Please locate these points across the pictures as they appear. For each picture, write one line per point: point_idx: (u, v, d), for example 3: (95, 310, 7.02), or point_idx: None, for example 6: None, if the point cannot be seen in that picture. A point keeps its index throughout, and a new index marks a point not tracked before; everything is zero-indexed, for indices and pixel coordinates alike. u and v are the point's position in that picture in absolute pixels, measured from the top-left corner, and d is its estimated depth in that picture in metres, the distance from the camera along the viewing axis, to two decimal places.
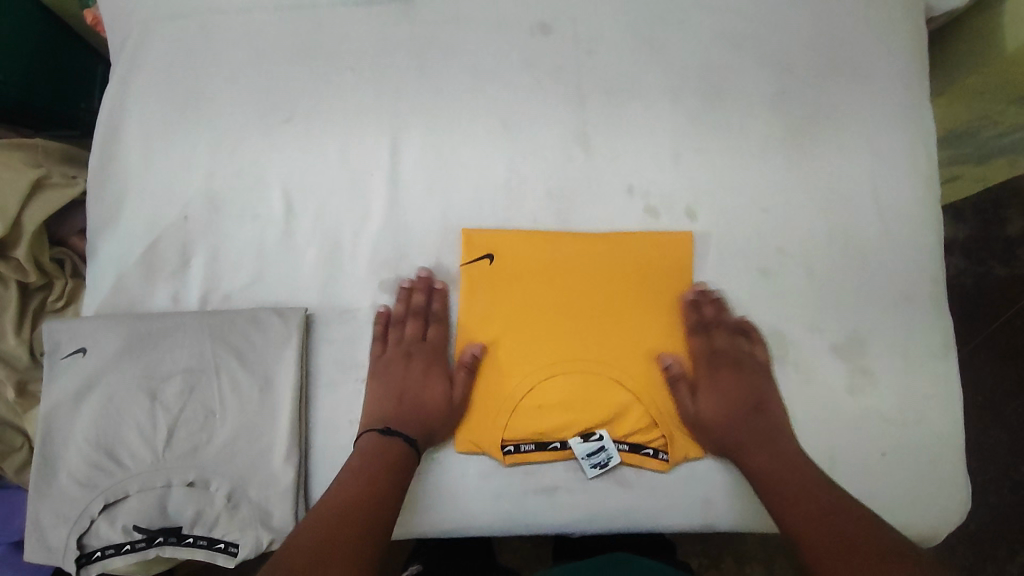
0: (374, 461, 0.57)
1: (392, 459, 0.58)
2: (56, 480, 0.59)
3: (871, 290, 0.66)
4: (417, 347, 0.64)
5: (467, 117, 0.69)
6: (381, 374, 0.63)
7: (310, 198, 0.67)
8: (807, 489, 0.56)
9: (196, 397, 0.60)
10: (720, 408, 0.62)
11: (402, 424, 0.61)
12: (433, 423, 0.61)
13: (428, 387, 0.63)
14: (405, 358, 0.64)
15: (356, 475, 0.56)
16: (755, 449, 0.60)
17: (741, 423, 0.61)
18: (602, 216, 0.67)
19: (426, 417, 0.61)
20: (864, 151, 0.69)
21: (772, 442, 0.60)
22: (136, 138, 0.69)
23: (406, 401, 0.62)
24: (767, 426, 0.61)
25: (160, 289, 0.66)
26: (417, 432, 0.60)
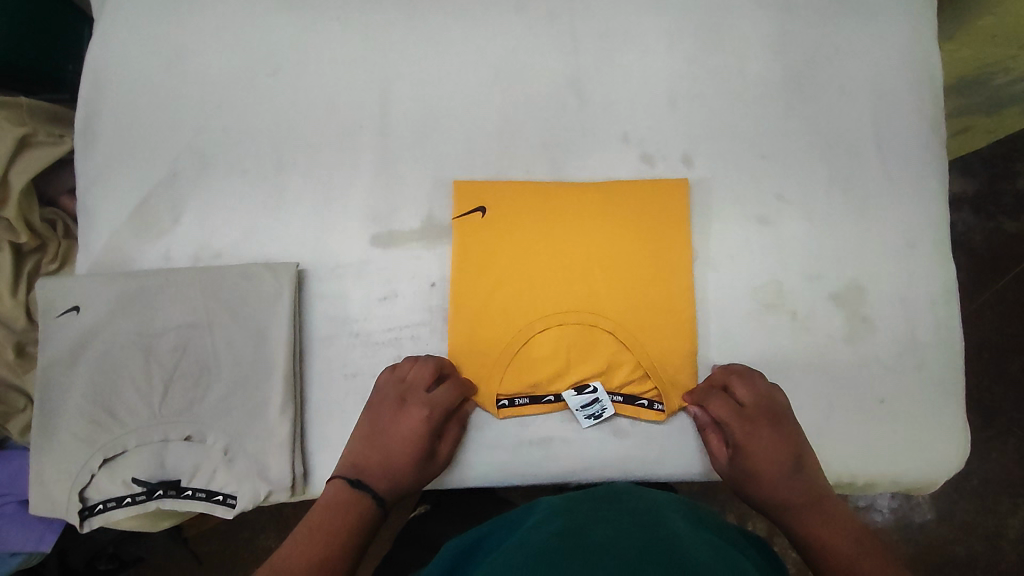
0: (337, 514, 0.54)
1: (355, 518, 0.54)
2: (56, 436, 0.59)
3: (872, 237, 0.64)
4: (415, 394, 0.58)
5: (457, 66, 0.67)
6: (368, 412, 0.59)
7: (299, 153, 0.66)
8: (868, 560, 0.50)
9: (190, 353, 0.60)
10: (762, 475, 0.56)
11: (372, 474, 0.57)
12: (404, 481, 0.57)
13: (396, 428, 0.58)
14: (397, 404, 0.58)
15: (307, 538, 0.52)
16: (815, 522, 0.54)
17: (790, 488, 0.55)
18: (597, 165, 0.66)
19: (393, 470, 0.57)
20: (868, 95, 0.66)
21: (827, 508, 0.54)
22: (121, 93, 0.68)
23: (377, 449, 0.58)
24: (814, 489, 0.55)
25: (151, 247, 0.65)
26: (388, 491, 0.57)
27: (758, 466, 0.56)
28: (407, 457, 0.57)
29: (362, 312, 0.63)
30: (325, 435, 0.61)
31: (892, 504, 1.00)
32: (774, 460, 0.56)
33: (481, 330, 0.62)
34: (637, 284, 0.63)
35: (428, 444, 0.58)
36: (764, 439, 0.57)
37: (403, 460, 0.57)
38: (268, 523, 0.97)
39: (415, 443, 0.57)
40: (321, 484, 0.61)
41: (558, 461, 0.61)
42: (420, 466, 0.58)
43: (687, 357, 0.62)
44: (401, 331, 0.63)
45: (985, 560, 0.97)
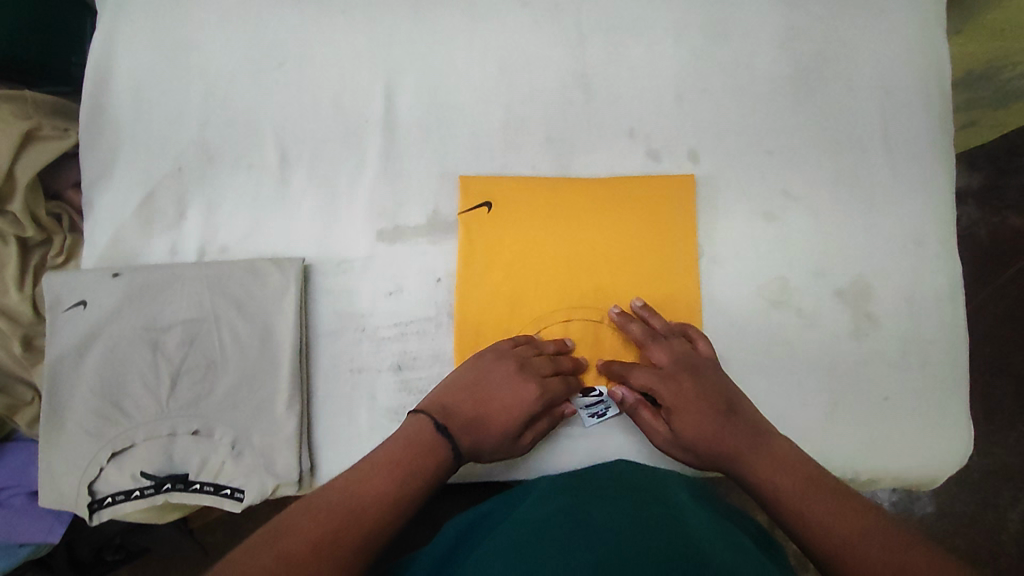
0: (417, 454, 0.52)
1: (435, 464, 0.52)
2: (64, 430, 0.60)
3: (878, 233, 0.64)
4: (535, 371, 0.57)
5: (462, 60, 0.67)
6: (475, 366, 0.58)
7: (305, 147, 0.66)
8: (812, 494, 0.49)
9: (197, 347, 0.60)
10: (698, 432, 0.55)
11: (460, 424, 0.55)
12: (485, 445, 0.55)
13: (504, 393, 0.56)
14: (517, 374, 0.57)
15: (381, 471, 0.50)
16: (755, 468, 0.52)
17: (725, 441, 0.54)
18: (603, 160, 0.65)
19: (479, 429, 0.55)
20: (875, 90, 0.66)
21: (764, 442, 0.53)
22: (126, 86, 0.67)
23: (474, 403, 0.56)
24: (749, 429, 0.54)
25: (157, 241, 0.65)
26: (467, 448, 0.54)
27: (692, 422, 0.55)
28: (499, 427, 0.55)
29: (368, 307, 0.63)
30: (332, 429, 0.61)
31: (892, 497, 1.01)
32: (702, 418, 0.55)
33: (487, 326, 0.63)
34: (643, 281, 0.63)
35: (524, 425, 0.56)
36: (684, 396, 0.56)
37: (498, 425, 0.55)
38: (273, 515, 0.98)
39: (516, 417, 0.56)
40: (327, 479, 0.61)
41: (562, 457, 0.61)
42: (503, 443, 0.56)
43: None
44: (407, 326, 0.63)
45: (984, 553, 0.98)
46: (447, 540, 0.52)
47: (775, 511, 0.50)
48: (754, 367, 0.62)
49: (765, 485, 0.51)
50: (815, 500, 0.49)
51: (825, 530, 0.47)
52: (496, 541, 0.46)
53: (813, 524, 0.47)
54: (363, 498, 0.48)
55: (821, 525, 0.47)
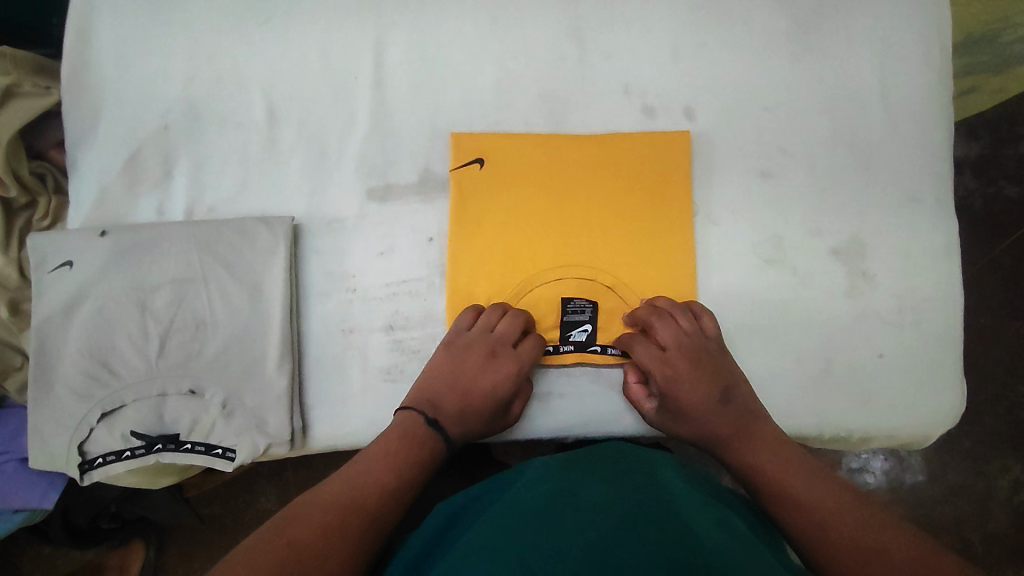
0: (410, 446, 0.53)
1: (431, 450, 0.54)
2: (54, 391, 0.59)
3: (875, 191, 0.63)
4: (506, 347, 0.59)
5: (454, 14, 0.65)
6: (453, 355, 0.58)
7: (292, 106, 0.65)
8: (792, 473, 0.51)
9: (186, 307, 0.60)
10: (687, 414, 0.56)
11: (447, 415, 0.57)
12: (476, 427, 0.58)
13: (481, 378, 0.58)
14: (488, 357, 0.58)
15: (380, 461, 0.52)
16: (745, 446, 0.54)
17: (720, 424, 0.55)
18: (598, 116, 0.64)
19: (467, 415, 0.57)
20: (875, 45, 0.65)
21: (756, 432, 0.54)
22: (109, 41, 0.66)
23: (457, 391, 0.57)
24: (741, 416, 0.55)
25: (144, 201, 0.64)
26: (458, 436, 0.57)
27: (685, 405, 0.56)
28: (483, 408, 0.57)
29: (359, 267, 0.62)
30: (323, 389, 0.61)
31: (884, 466, 1.01)
32: (693, 403, 0.56)
33: (480, 282, 0.62)
34: (637, 236, 0.62)
35: (508, 399, 0.58)
36: (680, 379, 0.57)
37: (483, 407, 0.57)
38: (270, 485, 0.98)
39: (498, 395, 0.58)
40: (319, 439, 0.61)
41: (556, 415, 0.61)
42: (493, 421, 0.58)
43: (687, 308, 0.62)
44: (398, 286, 0.62)
45: (974, 520, 0.99)
46: (439, 521, 0.52)
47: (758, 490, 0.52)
48: (749, 324, 0.62)
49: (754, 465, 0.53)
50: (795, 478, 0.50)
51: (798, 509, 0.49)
52: (484, 524, 0.45)
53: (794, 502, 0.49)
54: (361, 487, 0.50)
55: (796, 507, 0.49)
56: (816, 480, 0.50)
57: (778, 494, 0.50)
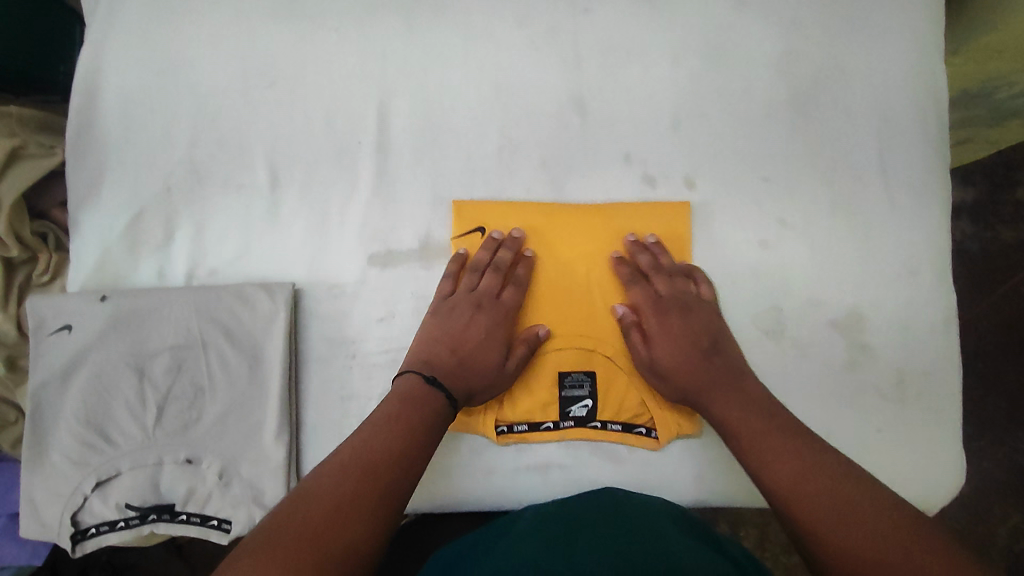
0: (413, 406, 0.53)
1: (433, 408, 0.54)
2: (48, 458, 0.59)
3: (874, 263, 0.64)
4: (491, 300, 0.61)
5: (457, 80, 0.66)
6: (440, 317, 0.60)
7: (296, 168, 0.65)
8: (772, 432, 0.52)
9: (184, 374, 0.59)
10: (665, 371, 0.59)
11: (444, 373, 0.57)
12: (476, 382, 0.58)
13: (471, 332, 0.60)
14: (473, 309, 0.61)
15: (383, 428, 0.51)
16: (717, 400, 0.56)
17: (698, 376, 0.58)
18: (600, 185, 0.65)
19: (464, 370, 0.58)
20: (874, 118, 0.65)
21: (739, 388, 0.57)
22: (113, 103, 0.66)
23: (451, 349, 0.59)
24: (725, 371, 0.58)
25: (146, 264, 0.64)
26: (458, 391, 0.57)
27: (669, 349, 0.59)
28: (477, 361, 0.59)
29: (360, 333, 0.62)
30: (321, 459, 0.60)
31: None
32: (671, 361, 0.59)
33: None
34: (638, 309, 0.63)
35: (500, 349, 0.60)
36: (662, 334, 0.61)
37: (478, 359, 0.59)
38: None
39: (490, 345, 0.60)
40: None
41: (554, 486, 0.61)
42: (492, 372, 0.59)
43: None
44: (398, 354, 0.62)
45: None
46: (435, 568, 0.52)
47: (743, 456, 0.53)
48: None
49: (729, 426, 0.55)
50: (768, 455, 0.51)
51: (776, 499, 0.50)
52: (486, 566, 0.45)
53: (772, 470, 0.50)
54: (375, 457, 0.49)
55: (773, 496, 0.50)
56: (795, 458, 0.50)
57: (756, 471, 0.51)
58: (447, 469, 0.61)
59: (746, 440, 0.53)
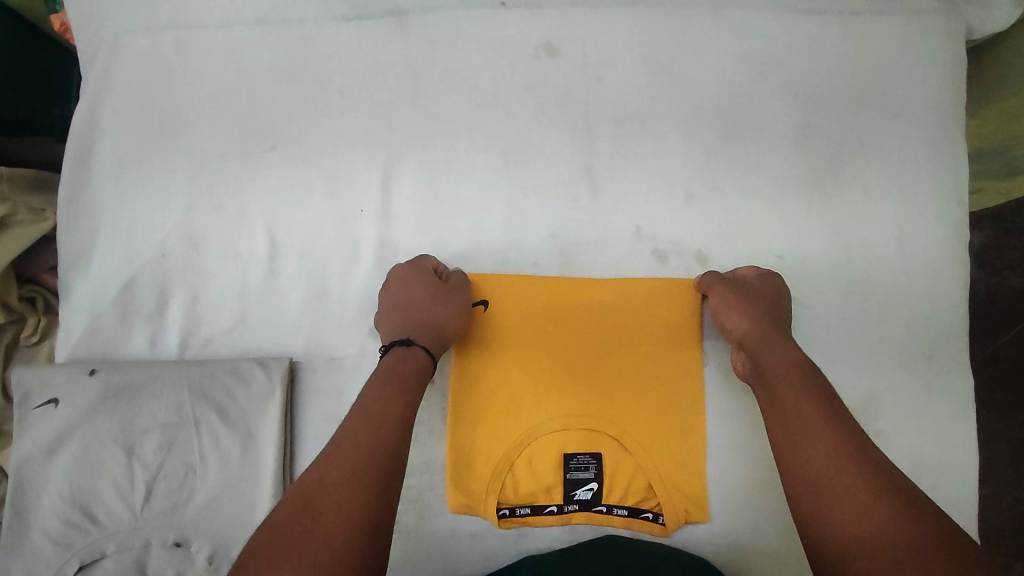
0: (387, 379, 0.52)
1: (411, 371, 0.53)
2: (29, 538, 0.56)
3: (888, 345, 0.62)
4: (414, 268, 0.59)
5: (464, 146, 0.64)
6: (385, 306, 0.59)
7: (296, 233, 0.63)
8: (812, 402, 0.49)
9: (175, 452, 0.57)
10: (743, 310, 0.57)
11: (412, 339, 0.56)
12: (439, 331, 0.57)
13: (414, 300, 0.58)
14: (402, 282, 0.59)
15: (372, 409, 0.49)
16: (780, 344, 0.54)
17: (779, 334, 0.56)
18: (609, 259, 0.63)
19: (426, 330, 0.56)
20: (891, 196, 0.64)
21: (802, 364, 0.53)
22: (110, 165, 0.64)
23: (407, 321, 0.57)
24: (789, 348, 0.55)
25: (136, 333, 0.61)
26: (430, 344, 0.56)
27: (748, 307, 0.57)
28: (428, 314, 0.57)
29: None
30: None
31: None
32: (751, 308, 0.57)
33: (483, 434, 0.60)
34: (648, 387, 0.60)
35: (440, 296, 0.58)
36: (751, 292, 0.58)
37: (428, 314, 0.57)
38: None
39: (430, 297, 0.58)
40: None
41: None
42: (446, 318, 0.57)
43: (697, 466, 0.60)
44: None
45: None
46: None
47: (772, 385, 0.52)
48: (760, 484, 0.60)
49: (778, 366, 0.53)
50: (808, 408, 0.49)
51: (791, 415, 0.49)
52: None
53: (801, 422, 0.48)
54: (384, 428, 0.47)
55: (784, 410, 0.50)
56: (840, 420, 0.48)
57: (787, 416, 0.49)
58: (446, 555, 0.59)
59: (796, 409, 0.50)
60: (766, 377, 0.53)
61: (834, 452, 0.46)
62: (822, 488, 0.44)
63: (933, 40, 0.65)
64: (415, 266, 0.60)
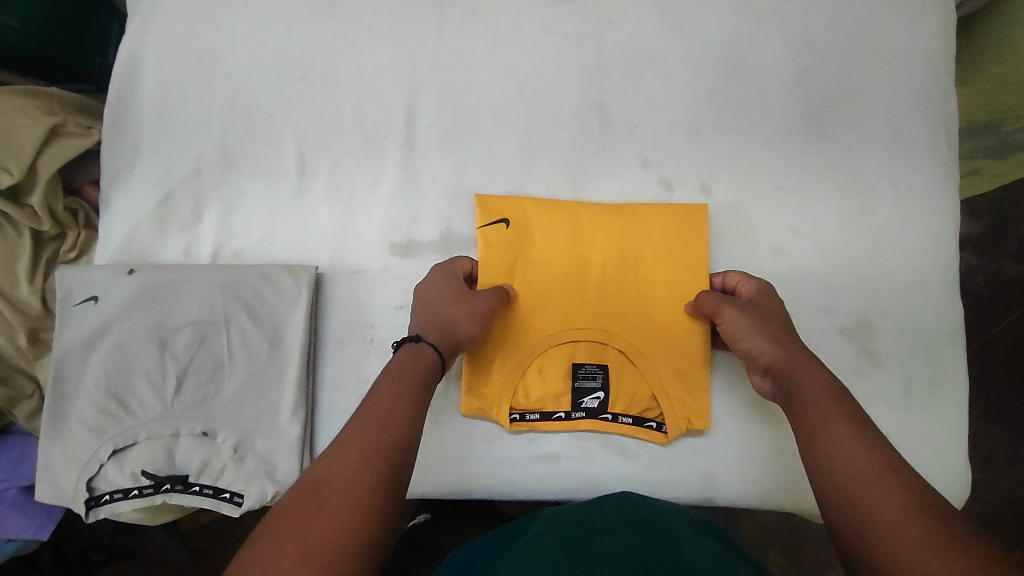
0: (403, 380, 0.51)
1: (422, 382, 0.52)
2: (67, 424, 0.60)
3: (881, 274, 0.66)
4: (441, 271, 0.61)
5: (483, 82, 0.68)
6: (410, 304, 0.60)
7: (323, 157, 0.67)
8: (844, 423, 0.48)
9: (205, 348, 0.61)
10: (763, 333, 0.56)
11: (427, 335, 0.56)
12: (454, 332, 0.57)
13: (437, 297, 0.58)
14: (429, 282, 0.60)
15: (381, 407, 0.48)
16: (805, 365, 0.53)
17: (806, 355, 0.54)
18: (617, 187, 0.67)
19: (441, 328, 0.56)
20: (885, 135, 0.68)
21: (827, 378, 0.52)
22: (151, 88, 0.68)
23: (426, 317, 0.57)
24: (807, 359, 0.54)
25: (173, 242, 0.65)
26: (442, 345, 0.55)
27: (761, 319, 0.57)
28: (447, 312, 0.57)
29: (379, 319, 0.63)
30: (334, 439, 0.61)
31: None
32: (771, 330, 0.56)
33: (498, 343, 0.63)
34: (655, 307, 0.64)
35: (462, 297, 0.59)
36: (764, 313, 0.58)
37: (447, 311, 0.57)
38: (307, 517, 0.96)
39: (453, 296, 0.59)
40: None
41: (563, 478, 0.62)
42: (463, 320, 0.57)
43: (699, 380, 0.63)
44: None
45: None
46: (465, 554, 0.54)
47: (803, 404, 0.51)
48: (757, 398, 0.63)
49: (809, 382, 0.52)
50: (840, 428, 0.48)
51: (822, 433, 0.49)
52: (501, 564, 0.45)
53: (835, 441, 0.48)
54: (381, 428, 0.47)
55: (814, 428, 0.49)
56: (871, 441, 0.47)
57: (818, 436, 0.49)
58: (457, 458, 0.62)
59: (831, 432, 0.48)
60: (796, 396, 0.52)
61: (869, 473, 0.45)
62: (863, 507, 0.43)
63: None
64: (441, 269, 0.61)
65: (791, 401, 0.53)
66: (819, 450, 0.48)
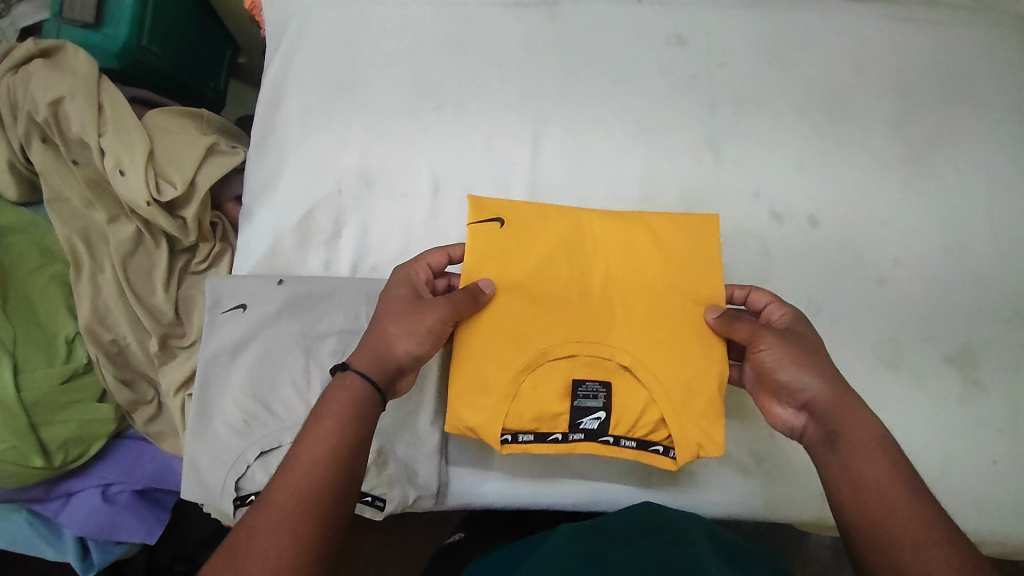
0: (345, 425, 0.49)
1: (358, 425, 0.49)
2: (213, 426, 0.62)
3: (982, 306, 0.69)
4: (400, 283, 0.58)
5: (604, 117, 0.73)
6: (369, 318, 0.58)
7: (454, 180, 0.71)
8: (885, 481, 0.48)
9: (350, 356, 0.63)
10: (807, 366, 0.53)
11: (361, 359, 0.53)
12: (391, 358, 0.54)
13: (385, 315, 0.56)
14: (385, 296, 0.58)
15: (319, 458, 0.46)
16: (851, 409, 0.52)
17: (849, 393, 0.53)
18: (731, 219, 0.71)
19: (377, 351, 0.54)
20: (980, 177, 0.72)
21: (859, 425, 0.51)
22: (295, 113, 0.73)
23: (369, 336, 0.55)
24: (843, 398, 0.52)
25: (313, 255, 0.69)
26: (377, 372, 0.52)
27: (798, 350, 0.54)
28: (386, 332, 0.55)
29: None
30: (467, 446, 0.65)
31: None
32: (811, 363, 0.53)
33: (491, 353, 0.59)
34: (662, 321, 0.60)
35: (410, 314, 0.55)
36: (801, 342, 0.55)
37: (385, 332, 0.55)
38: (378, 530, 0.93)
39: (399, 314, 0.55)
40: (457, 496, 0.64)
41: (685, 495, 0.65)
42: (401, 341, 0.54)
43: (712, 401, 0.58)
44: None
45: None
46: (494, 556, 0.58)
47: (845, 454, 0.50)
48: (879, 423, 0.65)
49: (851, 432, 0.51)
50: (882, 488, 0.48)
51: (871, 491, 0.48)
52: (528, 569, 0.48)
53: (878, 502, 0.47)
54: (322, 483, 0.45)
55: (863, 484, 0.49)
56: (910, 499, 0.47)
57: (861, 495, 0.48)
58: (588, 471, 0.65)
59: (871, 493, 0.48)
60: (838, 444, 0.51)
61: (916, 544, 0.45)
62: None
63: (1013, 51, 0.76)
64: (399, 278, 0.59)
65: (832, 443, 0.51)
66: (867, 511, 0.47)
